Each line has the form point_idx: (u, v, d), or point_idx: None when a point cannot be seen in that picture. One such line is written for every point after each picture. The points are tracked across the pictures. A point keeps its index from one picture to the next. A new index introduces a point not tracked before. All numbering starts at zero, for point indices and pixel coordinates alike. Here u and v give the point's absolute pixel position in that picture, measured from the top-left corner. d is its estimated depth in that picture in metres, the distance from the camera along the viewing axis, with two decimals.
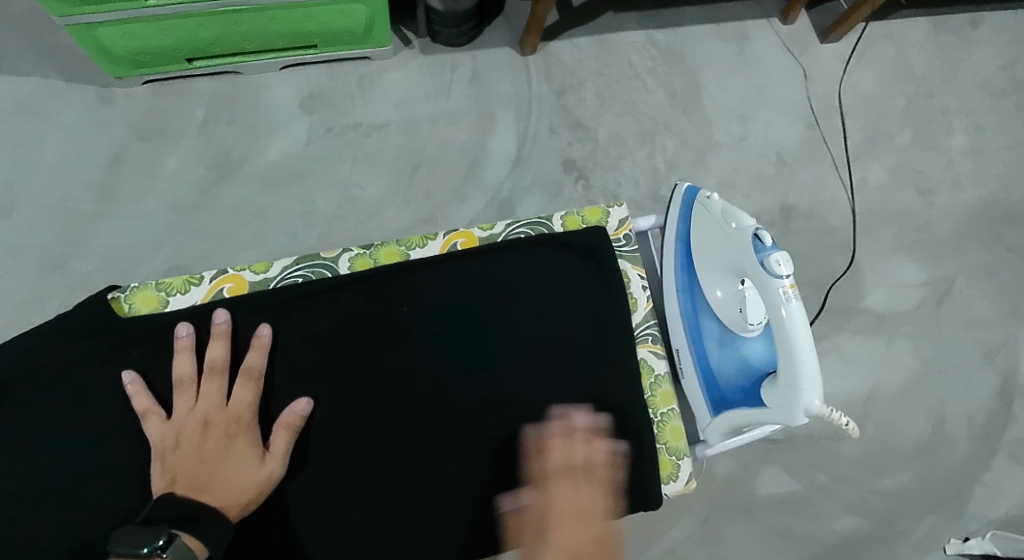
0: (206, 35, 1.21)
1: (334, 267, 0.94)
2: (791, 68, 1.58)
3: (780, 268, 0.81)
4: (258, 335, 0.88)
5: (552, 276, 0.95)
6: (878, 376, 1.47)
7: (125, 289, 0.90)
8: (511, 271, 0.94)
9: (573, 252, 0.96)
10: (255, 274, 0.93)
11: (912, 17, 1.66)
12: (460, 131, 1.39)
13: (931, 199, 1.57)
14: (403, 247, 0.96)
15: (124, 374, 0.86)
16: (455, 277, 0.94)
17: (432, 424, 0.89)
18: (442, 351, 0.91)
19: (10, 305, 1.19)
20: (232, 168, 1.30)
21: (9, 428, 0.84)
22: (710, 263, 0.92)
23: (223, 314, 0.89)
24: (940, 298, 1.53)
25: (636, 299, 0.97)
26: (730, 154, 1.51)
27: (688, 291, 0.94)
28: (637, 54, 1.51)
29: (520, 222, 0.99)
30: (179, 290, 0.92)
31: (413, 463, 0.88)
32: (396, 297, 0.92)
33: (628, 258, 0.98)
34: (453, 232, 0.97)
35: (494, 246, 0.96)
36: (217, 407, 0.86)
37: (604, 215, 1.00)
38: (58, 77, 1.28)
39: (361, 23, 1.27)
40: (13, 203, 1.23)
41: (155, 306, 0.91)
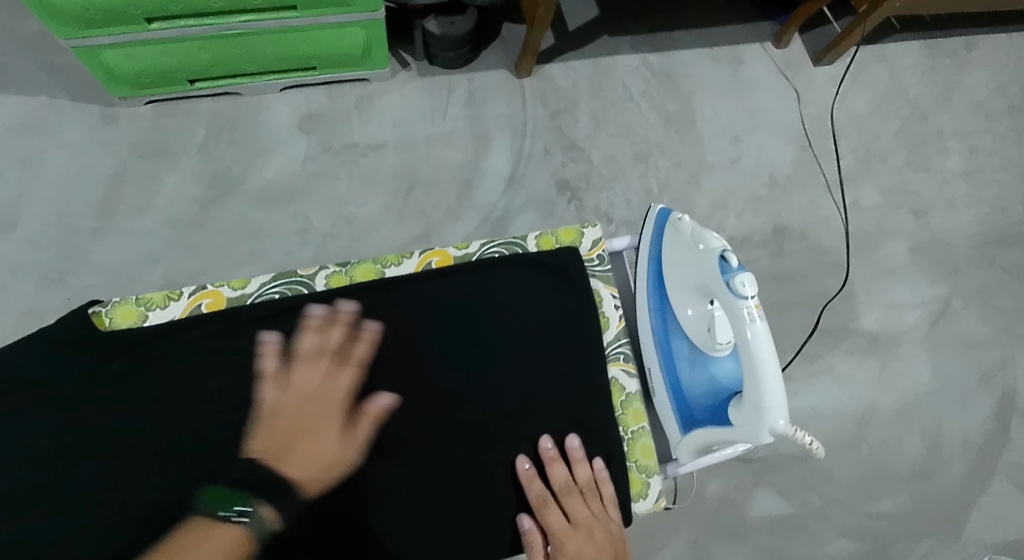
0: (207, 58, 1.24)
1: (311, 283, 0.97)
2: (785, 91, 1.60)
3: (745, 289, 0.83)
4: (365, 328, 0.93)
5: (525, 294, 0.96)
6: (871, 398, 1.47)
7: (108, 303, 0.94)
8: (484, 288, 0.96)
9: (544, 271, 0.98)
10: (234, 290, 0.96)
11: (906, 41, 1.68)
12: (455, 152, 1.42)
13: (925, 220, 1.58)
14: (379, 265, 0.99)
15: (263, 335, 0.92)
16: (429, 294, 0.95)
17: (405, 439, 0.90)
18: (415, 367, 0.93)
19: (10, 317, 1.23)
20: (230, 186, 1.33)
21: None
22: (680, 282, 0.93)
23: (350, 304, 0.93)
24: (936, 318, 1.53)
25: (609, 317, 0.99)
26: (724, 175, 1.52)
27: (662, 310, 0.96)
28: (631, 77, 1.54)
29: (494, 242, 1.01)
30: (159, 305, 0.95)
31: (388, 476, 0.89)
32: (371, 313, 0.94)
33: (600, 278, 1.00)
34: (427, 251, 1.00)
35: (469, 264, 0.98)
36: (320, 386, 0.90)
37: (578, 235, 1.02)
38: (63, 97, 1.32)
39: (358, 46, 1.30)
40: (16, 219, 1.27)
41: (134, 320, 0.94)
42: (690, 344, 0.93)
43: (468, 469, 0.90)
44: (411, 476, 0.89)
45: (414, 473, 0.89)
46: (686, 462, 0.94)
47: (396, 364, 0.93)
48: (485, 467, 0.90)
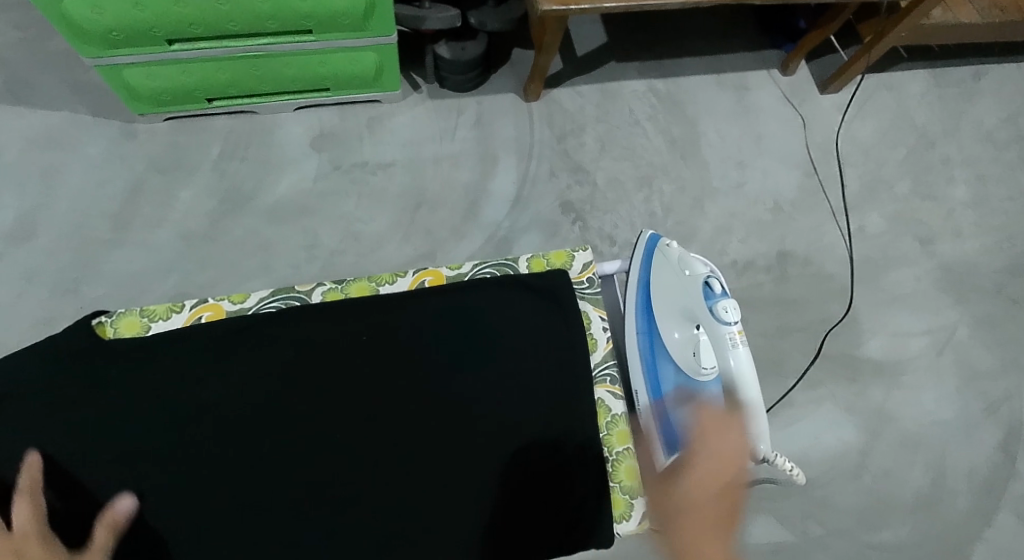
0: (224, 78, 1.29)
1: (307, 299, 1.00)
2: (790, 118, 1.62)
3: (729, 315, 0.89)
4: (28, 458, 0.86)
5: (516, 314, 0.98)
6: (874, 426, 1.47)
7: (112, 314, 0.97)
8: (475, 308, 0.98)
9: (534, 292, 1.00)
10: (233, 304, 0.99)
11: (913, 70, 1.70)
12: (462, 172, 1.45)
13: (931, 248, 1.58)
14: (373, 283, 1.02)
15: (27, 455, 0.86)
16: (421, 312, 0.97)
17: (394, 453, 0.92)
18: (405, 381, 0.94)
19: (23, 324, 1.26)
20: (242, 202, 1.37)
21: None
22: (667, 307, 0.97)
23: (35, 450, 0.87)
24: (941, 347, 1.52)
25: (597, 340, 1.01)
26: (728, 200, 1.54)
27: (648, 335, 0.99)
28: (638, 102, 1.57)
29: (487, 263, 1.04)
30: (161, 316, 0.97)
31: (371, 487, 0.90)
32: (365, 328, 0.96)
33: (590, 300, 1.02)
34: (421, 270, 1.03)
35: (462, 284, 1.00)
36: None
37: (569, 258, 1.04)
38: (85, 112, 1.38)
39: (371, 69, 1.34)
40: (34, 229, 1.31)
41: (138, 331, 0.97)
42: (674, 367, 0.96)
43: (459, 482, 0.91)
44: (400, 489, 0.90)
45: (403, 485, 0.90)
46: (670, 486, 0.94)
47: (387, 379, 0.94)
48: (469, 482, 0.91)
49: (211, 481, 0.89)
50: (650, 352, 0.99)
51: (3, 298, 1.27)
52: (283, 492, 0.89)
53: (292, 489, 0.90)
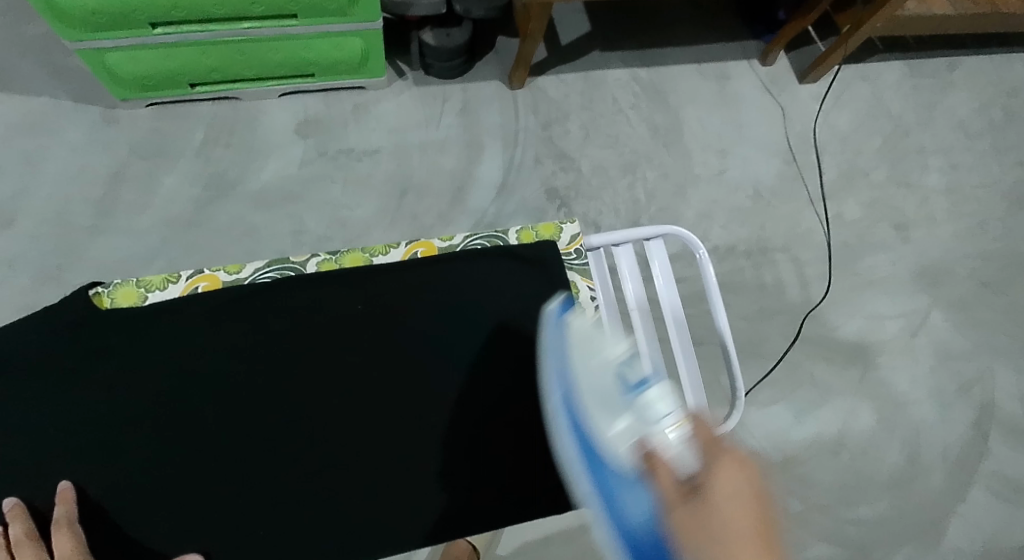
0: (209, 63, 1.28)
1: (302, 270, 0.94)
2: (770, 107, 1.64)
3: (659, 407, 0.73)
4: (61, 489, 0.83)
5: (507, 288, 0.94)
6: (852, 408, 1.50)
7: (108, 284, 0.89)
8: (465, 281, 0.94)
9: (524, 263, 0.96)
10: (229, 275, 0.93)
11: (889, 60, 1.74)
12: (448, 159, 1.45)
13: (906, 234, 1.62)
14: (367, 254, 0.96)
15: (62, 484, 0.83)
16: (408, 284, 0.93)
17: (378, 430, 0.89)
18: (397, 351, 0.91)
19: (4, 311, 1.25)
20: (227, 188, 1.36)
21: None
22: (589, 407, 0.77)
23: (67, 482, 0.83)
24: (916, 330, 1.56)
25: (584, 309, 0.97)
26: (709, 187, 1.56)
27: (584, 438, 0.79)
28: (621, 90, 1.58)
29: (478, 235, 0.99)
30: (158, 287, 0.91)
31: (367, 456, 0.88)
32: (350, 299, 0.92)
33: (578, 271, 0.98)
34: (413, 241, 0.97)
35: (450, 257, 0.95)
36: None
37: (556, 231, 0.99)
38: (66, 98, 1.36)
39: (356, 54, 1.33)
40: (15, 216, 1.30)
41: (135, 302, 0.90)
42: (624, 475, 0.75)
43: (456, 450, 0.90)
44: (382, 467, 0.88)
45: (387, 463, 0.88)
46: None
47: (371, 353, 0.91)
48: (468, 449, 0.90)
49: (203, 452, 0.86)
50: (590, 459, 0.78)
51: None
52: (276, 460, 0.87)
53: (272, 467, 0.87)
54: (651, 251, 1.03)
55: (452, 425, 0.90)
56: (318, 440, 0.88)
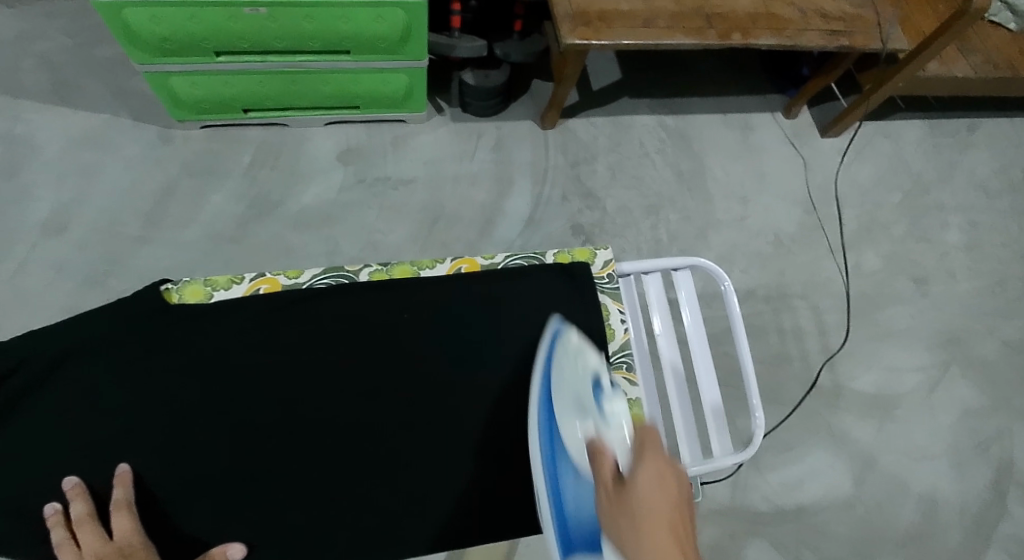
0: (264, 90, 1.36)
1: (354, 278, 0.99)
2: (792, 158, 1.70)
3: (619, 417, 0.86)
4: (120, 471, 0.87)
5: (548, 307, 0.98)
6: (867, 460, 1.49)
7: (178, 281, 0.95)
8: (508, 294, 0.98)
9: (567, 282, 0.99)
10: (289, 278, 0.98)
11: (910, 120, 1.80)
12: (479, 192, 1.52)
13: (924, 288, 1.65)
14: (415, 267, 1.01)
15: (120, 466, 0.87)
16: (454, 295, 0.97)
17: (413, 436, 0.92)
18: (441, 358, 0.95)
19: (49, 312, 1.30)
20: (269, 208, 1.43)
21: (41, 392, 0.88)
22: (566, 400, 0.86)
23: (125, 465, 0.88)
24: (934, 384, 1.57)
25: (614, 330, 1.01)
26: (730, 232, 1.61)
27: (551, 443, 0.83)
28: (648, 135, 1.65)
29: (518, 256, 1.04)
30: (223, 286, 0.96)
31: (406, 456, 0.92)
32: (397, 309, 0.96)
33: (610, 294, 1.02)
34: (457, 257, 1.02)
35: (496, 273, 0.99)
36: (103, 543, 0.84)
37: (590, 255, 1.03)
38: (127, 117, 1.45)
39: (400, 90, 1.41)
40: (68, 223, 1.37)
41: (202, 299, 0.95)
42: (577, 469, 0.82)
43: (492, 456, 0.93)
44: (413, 474, 0.91)
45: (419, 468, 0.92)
46: None
47: (412, 362, 0.95)
48: (503, 456, 0.93)
49: (250, 442, 0.90)
50: (553, 460, 0.82)
51: (32, 287, 1.32)
52: (318, 455, 0.91)
53: (311, 459, 0.91)
54: (678, 281, 1.05)
55: (484, 434, 0.93)
56: (354, 441, 0.92)
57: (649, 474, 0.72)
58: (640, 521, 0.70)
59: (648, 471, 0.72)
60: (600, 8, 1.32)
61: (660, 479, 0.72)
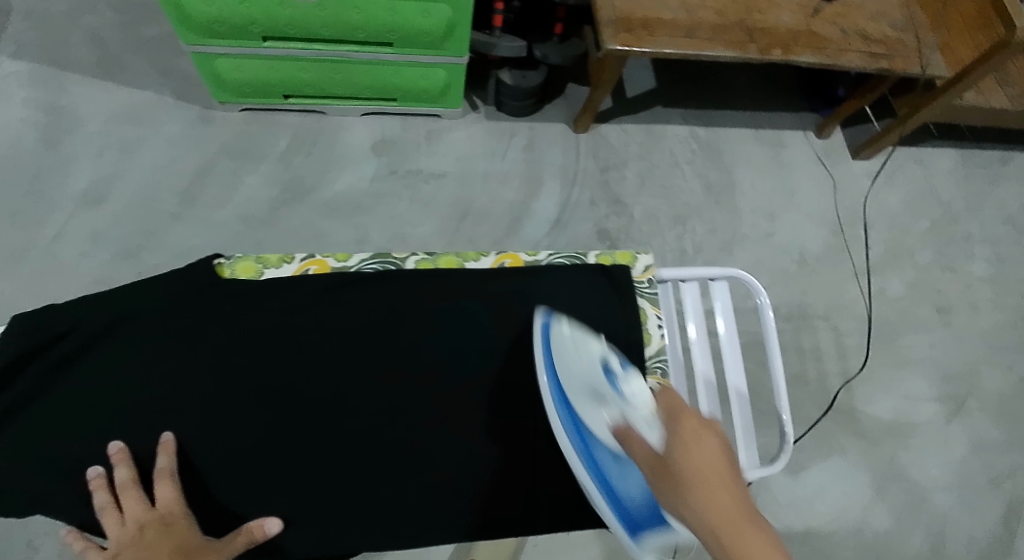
0: (305, 77, 1.37)
1: (400, 265, 0.99)
2: (821, 177, 1.70)
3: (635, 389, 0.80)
4: (163, 439, 0.85)
5: (594, 307, 0.97)
6: (878, 486, 1.49)
7: (231, 257, 0.96)
8: (558, 290, 0.97)
9: (616, 286, 0.98)
10: (337, 261, 0.99)
11: (942, 147, 1.79)
12: (508, 191, 1.53)
13: (946, 317, 1.64)
14: (460, 258, 1.01)
15: (163, 435, 0.86)
16: (503, 288, 0.96)
17: (451, 426, 0.91)
18: (486, 350, 0.94)
19: (82, 282, 1.32)
20: (302, 194, 1.44)
21: (90, 356, 0.88)
22: (580, 395, 0.82)
23: (169, 433, 0.86)
24: (950, 415, 1.56)
25: (650, 335, 0.98)
26: (756, 247, 1.61)
27: (581, 430, 0.81)
28: (679, 145, 1.66)
29: (563, 254, 1.03)
30: (274, 264, 0.97)
31: (445, 446, 0.90)
32: (443, 297, 0.95)
33: (648, 298, 1.00)
34: (502, 252, 1.02)
35: (545, 270, 0.99)
36: (143, 510, 0.83)
37: (632, 259, 1.03)
38: (169, 95, 1.47)
39: (438, 85, 1.43)
40: (106, 196, 1.39)
41: (252, 275, 0.96)
42: (612, 450, 0.79)
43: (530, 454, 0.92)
44: (451, 464, 0.90)
45: (458, 458, 0.90)
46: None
47: (454, 351, 0.93)
48: (542, 454, 0.92)
49: (288, 418, 0.89)
50: (588, 449, 0.80)
51: (67, 256, 1.33)
52: (356, 437, 0.90)
53: (350, 440, 0.89)
54: (714, 292, 1.04)
55: (524, 429, 0.92)
56: (394, 426, 0.90)
57: (686, 446, 0.71)
58: (687, 481, 0.69)
59: (683, 443, 0.71)
60: (643, 15, 1.33)
61: (697, 447, 0.71)
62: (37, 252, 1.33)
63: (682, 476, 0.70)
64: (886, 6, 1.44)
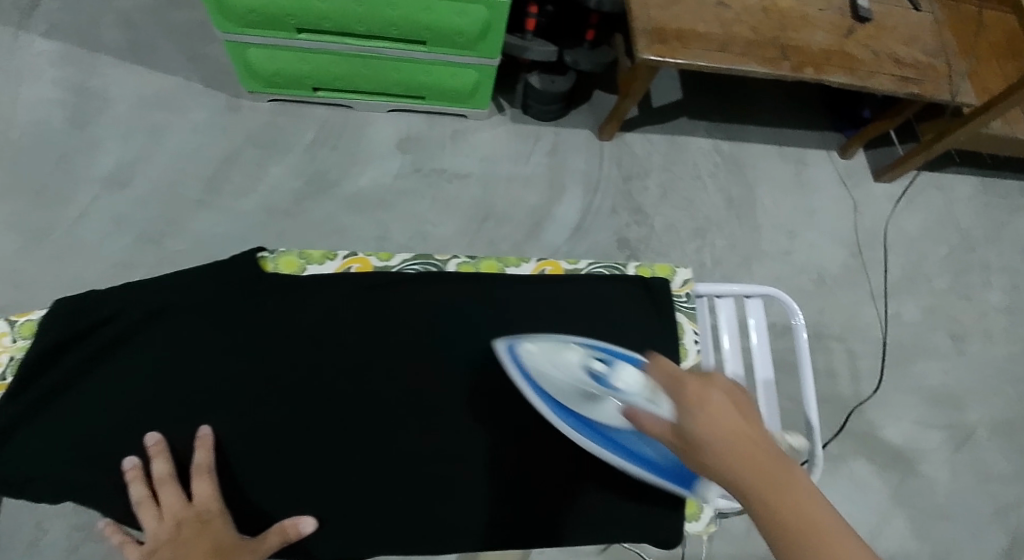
0: (336, 71, 1.37)
1: (442, 267, 0.99)
2: (842, 198, 1.70)
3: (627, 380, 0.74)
4: (201, 434, 0.85)
5: (632, 320, 0.96)
6: (885, 511, 1.48)
7: (274, 250, 0.95)
8: (596, 301, 0.97)
9: (657, 300, 0.98)
10: (380, 261, 0.98)
11: (963, 174, 1.79)
12: (531, 195, 1.52)
13: (960, 345, 1.63)
14: (502, 264, 1.01)
15: (201, 428, 0.85)
16: (542, 296, 0.96)
17: (488, 434, 0.90)
18: None
19: (102, 265, 1.32)
20: (326, 187, 1.44)
21: (131, 346, 0.89)
22: (577, 397, 0.80)
23: (207, 428, 0.85)
24: (959, 444, 1.55)
25: (686, 349, 0.99)
26: (775, 264, 1.60)
27: (595, 427, 0.82)
28: (703, 158, 1.65)
29: (602, 264, 1.03)
30: (317, 260, 0.97)
31: (481, 453, 0.89)
32: (483, 302, 0.95)
33: (686, 313, 1.00)
34: (543, 259, 1.01)
35: (585, 279, 0.98)
36: (182, 505, 0.83)
37: (670, 272, 1.03)
38: (198, 81, 1.47)
39: (467, 85, 1.42)
40: (130, 179, 1.38)
41: (296, 270, 0.95)
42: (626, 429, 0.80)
43: (566, 465, 0.90)
44: (485, 472, 0.89)
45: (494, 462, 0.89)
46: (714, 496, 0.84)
47: (492, 358, 0.92)
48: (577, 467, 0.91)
49: (324, 416, 0.88)
50: (609, 440, 0.81)
51: (90, 237, 1.33)
52: (389, 439, 0.89)
53: (384, 442, 0.88)
54: (748, 308, 1.03)
55: (563, 441, 0.91)
56: (430, 430, 0.89)
57: (708, 415, 0.63)
58: (712, 447, 0.63)
59: (703, 411, 0.64)
60: (678, 27, 1.32)
61: (724, 410, 0.64)
62: (60, 232, 1.33)
63: (706, 441, 0.63)
64: (918, 31, 1.44)
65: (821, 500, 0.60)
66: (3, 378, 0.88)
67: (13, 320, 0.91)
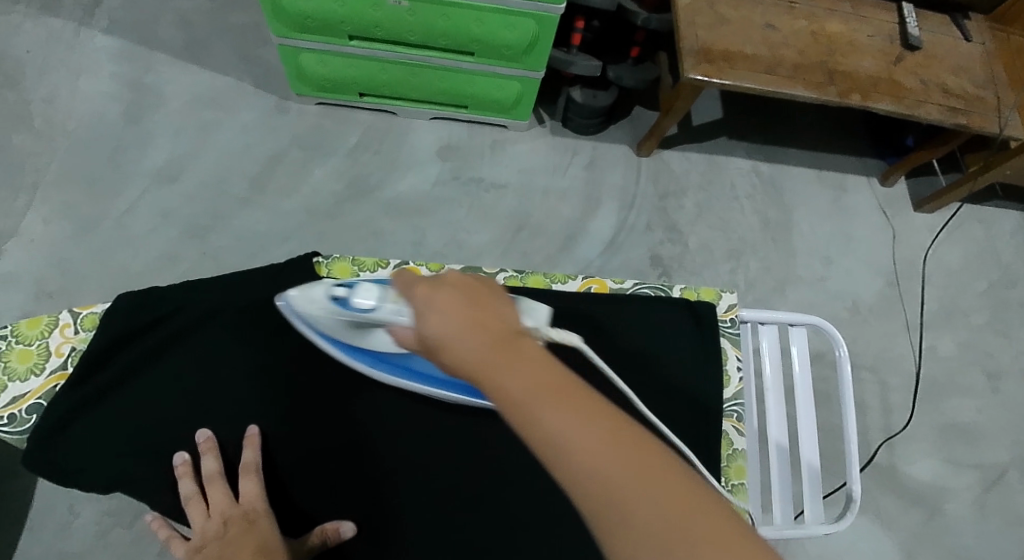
0: (384, 77, 1.39)
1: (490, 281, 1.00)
2: (881, 226, 1.68)
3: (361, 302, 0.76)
4: (249, 432, 0.86)
5: (677, 343, 0.96)
6: (911, 547, 1.45)
7: (328, 256, 0.99)
8: (642, 322, 0.96)
9: (703, 325, 0.98)
10: (430, 270, 0.99)
11: (1006, 209, 1.77)
12: (567, 208, 1.52)
13: (995, 382, 1.60)
14: (548, 279, 1.01)
15: (249, 427, 0.87)
16: (588, 313, 0.96)
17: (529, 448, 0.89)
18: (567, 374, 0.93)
19: (146, 257, 1.34)
20: (366, 191, 1.45)
21: (183, 344, 0.90)
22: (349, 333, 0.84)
23: (255, 427, 0.87)
24: (989, 484, 1.52)
25: (729, 376, 0.98)
26: (809, 290, 1.59)
27: (377, 355, 0.87)
28: (741, 179, 1.65)
29: (648, 284, 1.03)
30: (369, 268, 0.99)
31: (522, 468, 0.89)
32: None
33: (730, 339, 1.00)
34: (589, 277, 1.02)
35: (632, 299, 0.98)
36: (229, 504, 0.84)
37: (716, 296, 1.02)
38: (248, 82, 1.50)
39: (511, 97, 1.43)
40: (178, 174, 1.41)
41: (347, 277, 0.98)
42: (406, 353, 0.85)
43: None
44: (526, 487, 0.88)
45: (533, 476, 0.88)
46: None
47: None
48: None
49: (368, 423, 0.89)
50: (399, 366, 0.87)
51: (136, 229, 1.36)
52: (432, 449, 0.89)
53: (427, 450, 0.89)
54: (792, 336, 1.04)
55: None
56: (473, 442, 0.89)
57: (440, 313, 0.62)
58: (444, 341, 0.61)
59: (436, 309, 0.62)
60: (725, 48, 1.32)
61: (455, 306, 0.62)
62: (108, 223, 1.36)
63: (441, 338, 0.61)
64: (968, 61, 1.42)
65: (555, 364, 0.59)
66: (66, 368, 0.90)
67: (75, 311, 0.92)
